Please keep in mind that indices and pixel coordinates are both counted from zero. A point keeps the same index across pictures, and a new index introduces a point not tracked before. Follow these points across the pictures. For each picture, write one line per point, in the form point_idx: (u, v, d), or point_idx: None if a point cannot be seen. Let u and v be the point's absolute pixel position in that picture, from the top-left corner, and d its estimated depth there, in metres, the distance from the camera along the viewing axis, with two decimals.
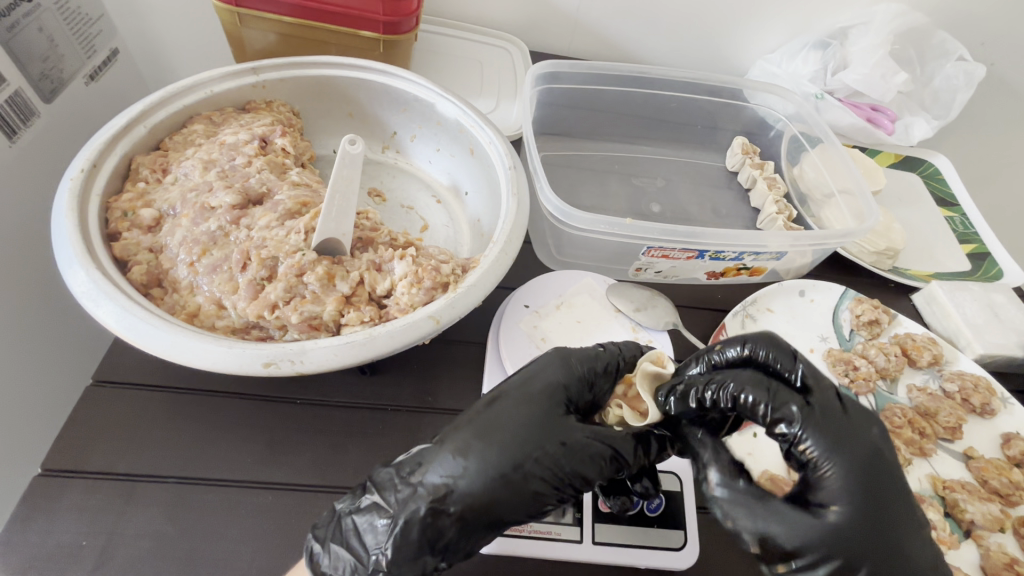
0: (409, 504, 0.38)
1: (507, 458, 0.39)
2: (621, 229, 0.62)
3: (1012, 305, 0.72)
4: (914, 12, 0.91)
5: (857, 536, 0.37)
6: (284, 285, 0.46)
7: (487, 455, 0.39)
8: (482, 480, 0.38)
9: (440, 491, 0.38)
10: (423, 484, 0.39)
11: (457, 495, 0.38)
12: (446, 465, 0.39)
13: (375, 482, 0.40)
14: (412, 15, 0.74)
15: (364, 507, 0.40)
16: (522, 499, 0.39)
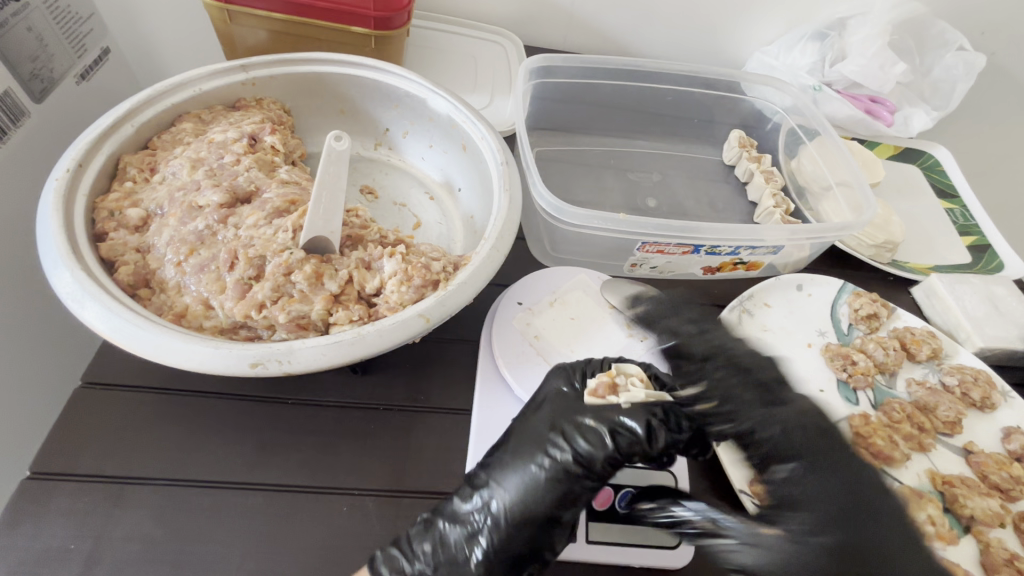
0: (497, 526, 0.42)
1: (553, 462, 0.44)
2: (615, 224, 0.61)
3: (1012, 297, 0.71)
4: (913, 2, 0.90)
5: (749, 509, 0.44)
6: (272, 284, 0.46)
7: (514, 459, 0.44)
8: (542, 490, 0.43)
9: (516, 509, 0.43)
10: (467, 508, 0.44)
11: (538, 503, 0.43)
12: (505, 489, 0.43)
13: (447, 525, 0.44)
14: (403, 11, 0.73)
15: (456, 542, 0.43)
16: (541, 502, 0.43)
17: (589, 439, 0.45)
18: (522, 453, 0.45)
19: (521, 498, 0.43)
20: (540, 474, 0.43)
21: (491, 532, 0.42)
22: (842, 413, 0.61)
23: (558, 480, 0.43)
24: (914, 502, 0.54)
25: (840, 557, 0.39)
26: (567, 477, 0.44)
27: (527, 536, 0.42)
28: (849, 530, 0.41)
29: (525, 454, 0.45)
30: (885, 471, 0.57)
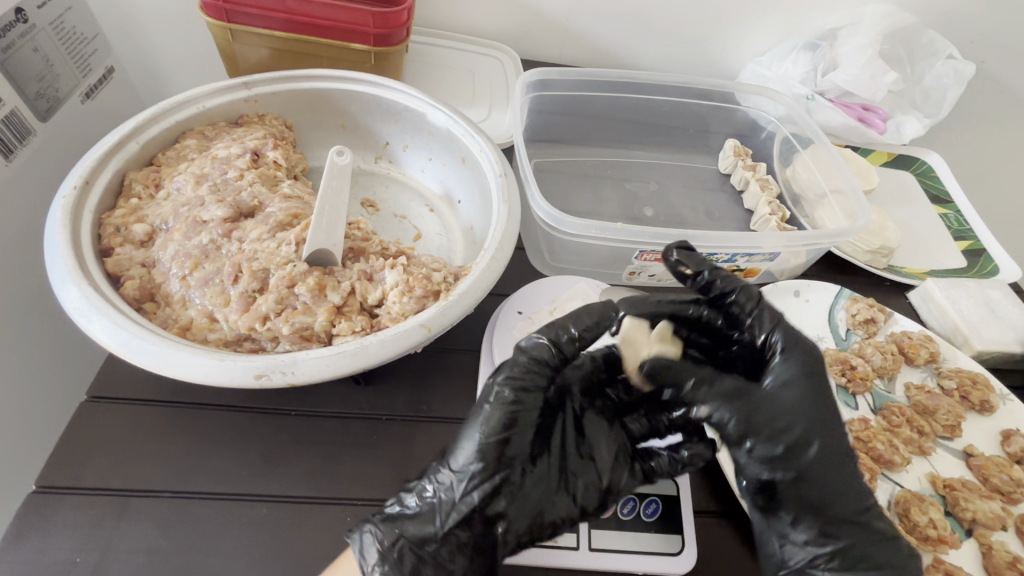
0: (450, 484, 0.43)
1: (503, 395, 0.44)
2: (612, 234, 0.62)
3: (1008, 301, 0.72)
4: (902, 12, 0.91)
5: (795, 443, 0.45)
6: (275, 297, 0.46)
7: (459, 425, 0.45)
8: (499, 429, 0.43)
9: (473, 456, 0.43)
10: (420, 486, 0.44)
11: (495, 446, 0.43)
12: (460, 441, 0.44)
13: (412, 491, 0.45)
14: (403, 27, 0.75)
15: (420, 505, 0.43)
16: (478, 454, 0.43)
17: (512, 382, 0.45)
18: (477, 404, 0.45)
19: (460, 459, 0.43)
20: (483, 426, 0.43)
21: (453, 486, 0.43)
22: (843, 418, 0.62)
23: (507, 416, 0.44)
24: (914, 504, 0.53)
25: (807, 439, 0.45)
26: (522, 412, 0.44)
27: (494, 486, 0.42)
28: (817, 420, 0.45)
29: (482, 399, 0.45)
30: (886, 475, 0.57)
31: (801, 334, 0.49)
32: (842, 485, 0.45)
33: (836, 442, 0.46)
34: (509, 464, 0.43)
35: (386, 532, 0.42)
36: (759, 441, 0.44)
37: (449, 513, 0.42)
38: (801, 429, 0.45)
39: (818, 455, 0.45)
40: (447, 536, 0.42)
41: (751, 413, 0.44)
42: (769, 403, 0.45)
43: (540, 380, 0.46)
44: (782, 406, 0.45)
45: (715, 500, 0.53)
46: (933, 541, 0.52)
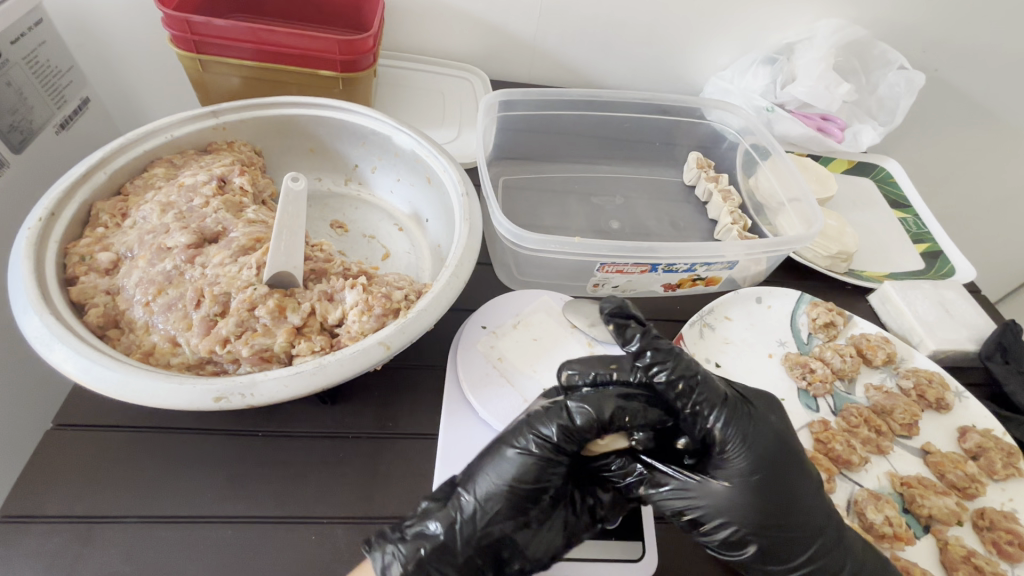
0: (477, 516, 0.45)
1: (539, 450, 0.47)
2: (572, 248, 0.64)
3: (962, 301, 0.74)
4: (854, 25, 0.95)
5: (751, 508, 0.46)
6: (235, 319, 0.47)
7: (480, 461, 0.48)
8: (530, 479, 0.46)
9: (498, 503, 0.46)
10: (429, 521, 0.46)
11: (525, 483, 0.46)
12: (486, 484, 0.46)
13: (429, 520, 0.46)
14: (368, 53, 0.78)
15: (441, 536, 0.45)
16: (513, 489, 0.46)
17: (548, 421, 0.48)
18: (503, 443, 0.48)
19: (490, 492, 0.46)
20: (518, 459, 0.47)
21: (477, 526, 0.45)
22: (803, 421, 0.63)
23: (541, 470, 0.47)
24: (869, 503, 0.55)
25: (763, 527, 0.46)
26: (555, 466, 0.47)
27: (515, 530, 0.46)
28: (774, 485, 0.47)
29: (512, 440, 0.48)
30: (845, 475, 0.58)
31: (751, 420, 0.49)
32: (804, 557, 0.47)
33: (798, 519, 0.47)
34: (536, 501, 0.46)
35: (407, 555, 0.44)
36: (718, 531, 0.46)
37: (468, 545, 0.45)
38: (754, 517, 0.46)
39: (777, 537, 0.46)
40: (467, 564, 0.45)
41: (711, 508, 0.46)
42: (721, 493, 0.46)
43: (574, 439, 0.48)
44: (738, 497, 0.46)
45: None
46: (888, 538, 0.53)
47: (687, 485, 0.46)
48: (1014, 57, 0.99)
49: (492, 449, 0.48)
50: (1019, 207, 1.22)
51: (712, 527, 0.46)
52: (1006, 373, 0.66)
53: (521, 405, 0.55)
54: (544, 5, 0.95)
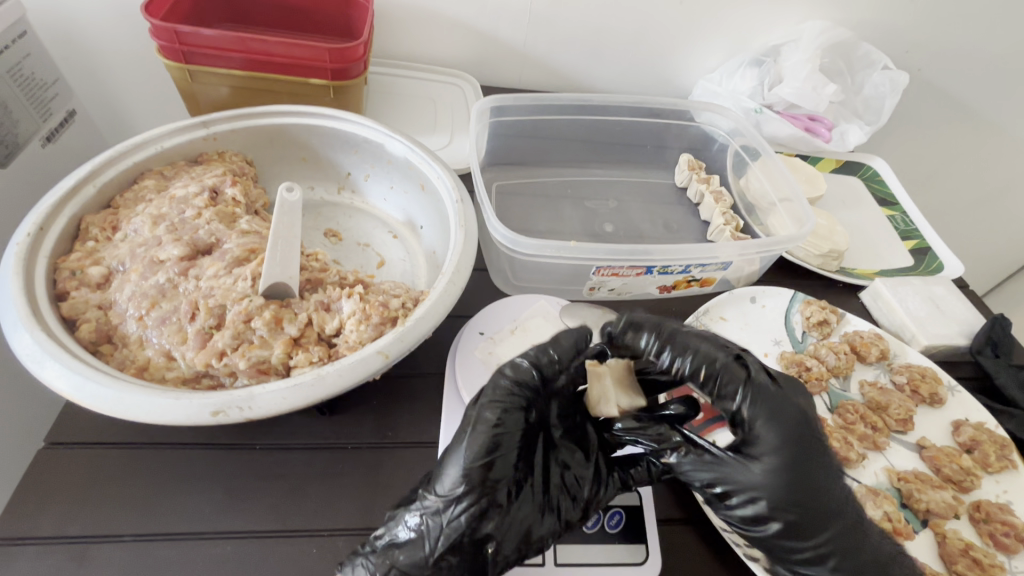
0: (441, 511, 0.43)
1: (495, 430, 0.45)
2: (568, 252, 0.64)
3: (951, 296, 0.75)
4: (839, 27, 0.97)
5: (783, 487, 0.44)
6: (231, 332, 0.46)
7: (442, 453, 0.46)
8: (489, 465, 0.44)
9: (463, 495, 0.43)
10: (396, 523, 0.44)
11: (481, 470, 0.43)
12: (451, 477, 0.44)
13: (400, 528, 0.43)
14: (359, 61, 0.78)
15: (412, 543, 0.42)
16: (473, 478, 0.43)
17: (495, 405, 0.46)
18: (458, 433, 0.46)
19: (448, 483, 0.43)
20: (468, 445, 0.44)
21: (445, 526, 0.42)
22: None
23: (500, 451, 0.44)
24: (868, 499, 0.55)
25: (792, 505, 0.44)
26: (513, 444, 0.45)
27: (487, 523, 0.43)
28: (802, 463, 0.45)
29: (466, 425, 0.46)
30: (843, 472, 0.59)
31: (775, 398, 0.47)
32: (829, 537, 0.45)
33: (824, 499, 0.45)
34: (495, 487, 0.44)
35: (378, 570, 0.42)
36: (743, 505, 0.45)
37: (438, 545, 0.42)
38: (782, 496, 0.44)
39: (803, 517, 0.45)
40: (438, 564, 0.42)
41: (733, 482, 0.45)
42: (756, 470, 0.45)
43: (527, 411, 0.47)
44: (766, 475, 0.45)
45: (682, 508, 0.54)
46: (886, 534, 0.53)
47: (710, 458, 0.46)
48: (994, 56, 1.01)
49: (455, 438, 0.46)
50: (1002, 202, 1.24)
51: (734, 500, 0.46)
52: (996, 367, 0.67)
53: None
54: (534, 11, 0.96)
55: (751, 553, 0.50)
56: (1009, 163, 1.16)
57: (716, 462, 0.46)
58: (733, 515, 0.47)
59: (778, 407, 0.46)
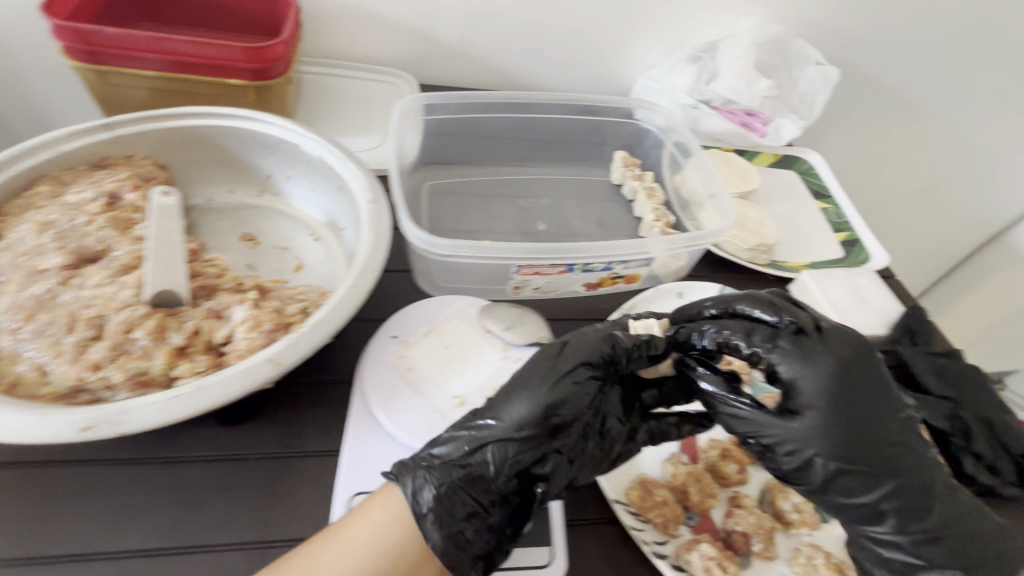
0: (500, 446, 0.47)
1: (563, 371, 0.49)
2: (484, 252, 0.63)
3: (873, 287, 0.76)
4: (771, 23, 0.97)
5: (830, 439, 0.46)
6: (109, 343, 0.45)
7: (503, 394, 0.50)
8: (550, 401, 0.48)
9: (521, 425, 0.47)
10: (457, 445, 0.47)
11: (547, 414, 0.48)
12: (511, 407, 0.48)
13: (454, 445, 0.47)
14: (280, 60, 0.75)
15: (469, 456, 0.47)
16: (535, 423, 0.48)
17: (571, 368, 0.50)
18: (527, 378, 0.50)
19: (515, 418, 0.48)
20: (536, 395, 0.48)
21: (500, 449, 0.47)
22: None
23: (569, 390, 0.49)
24: (778, 490, 0.56)
25: (844, 456, 0.46)
26: (580, 392, 0.49)
27: (540, 454, 0.48)
28: (854, 417, 0.46)
29: (540, 374, 0.50)
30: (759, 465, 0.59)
31: (820, 350, 0.48)
32: (869, 494, 0.47)
33: (870, 454, 0.46)
34: (555, 434, 0.48)
35: (437, 477, 0.45)
36: (785, 458, 0.47)
37: (501, 474, 0.47)
38: (827, 448, 0.46)
39: (847, 472, 0.46)
40: (495, 490, 0.47)
41: (774, 437, 0.47)
42: (801, 424, 0.47)
43: (598, 369, 0.51)
44: (813, 428, 0.46)
45: (598, 507, 0.53)
46: (793, 525, 0.54)
47: (754, 413, 0.48)
48: (924, 51, 1.03)
49: (521, 376, 0.50)
50: (941, 194, 1.27)
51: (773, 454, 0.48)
52: (913, 355, 0.68)
53: (428, 415, 0.54)
54: (469, 9, 0.94)
55: (659, 550, 0.50)
56: (944, 156, 1.19)
57: (764, 417, 0.47)
58: (778, 467, 0.49)
59: (826, 363, 0.47)
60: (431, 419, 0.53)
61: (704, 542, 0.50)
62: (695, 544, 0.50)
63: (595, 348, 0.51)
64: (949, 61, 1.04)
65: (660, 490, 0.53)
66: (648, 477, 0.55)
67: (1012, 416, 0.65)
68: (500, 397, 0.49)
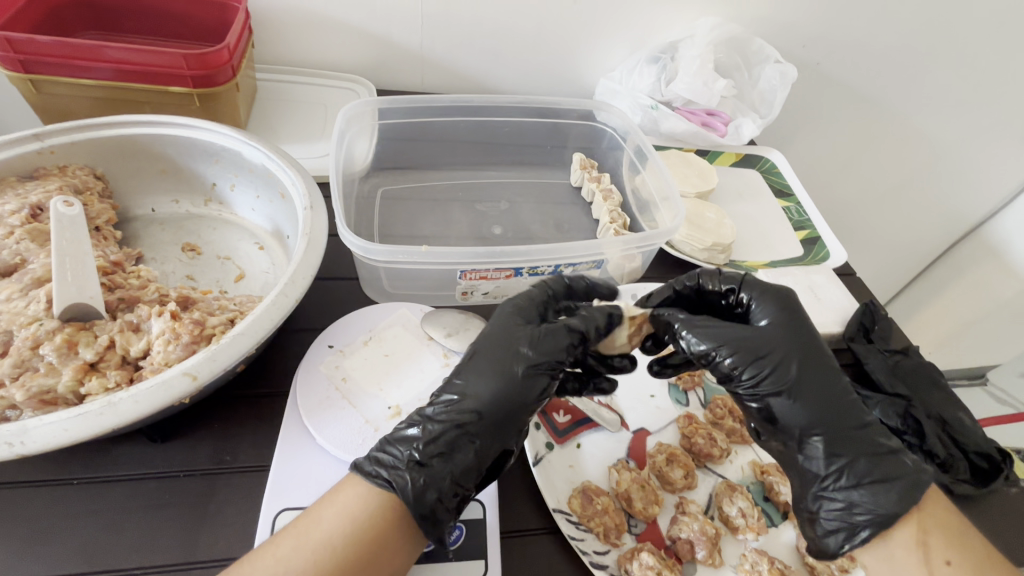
0: (462, 421, 0.46)
1: (532, 358, 0.49)
2: (423, 257, 0.62)
3: (830, 284, 0.76)
4: (729, 23, 0.95)
5: (787, 347, 0.50)
6: (12, 360, 0.43)
7: (480, 356, 0.50)
8: (521, 390, 0.48)
9: (493, 409, 0.47)
10: (426, 423, 0.47)
11: (511, 395, 0.47)
12: (480, 387, 0.48)
13: (426, 431, 0.46)
14: (224, 67, 0.73)
15: (438, 429, 0.46)
16: (503, 399, 0.47)
17: (536, 349, 0.49)
18: (496, 354, 0.49)
19: (477, 397, 0.47)
20: (500, 378, 0.48)
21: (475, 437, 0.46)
22: (671, 416, 0.62)
23: (535, 380, 0.48)
24: (724, 495, 0.54)
25: (801, 364, 0.50)
26: (534, 384, 0.48)
27: (508, 445, 0.47)
28: (801, 335, 0.51)
29: (508, 351, 0.49)
30: (708, 468, 0.58)
31: (769, 280, 0.55)
32: (829, 401, 0.49)
33: (820, 357, 0.51)
34: (517, 416, 0.47)
35: (411, 473, 0.44)
36: (757, 371, 0.50)
37: (465, 455, 0.46)
38: (790, 352, 0.50)
39: (810, 373, 0.50)
40: (460, 473, 0.45)
41: (744, 347, 0.50)
42: (763, 339, 0.50)
43: (559, 360, 0.49)
44: (775, 335, 0.51)
45: (539, 517, 0.52)
46: (739, 530, 0.52)
47: (721, 328, 0.51)
48: (886, 48, 1.02)
49: (485, 352, 0.50)
50: (910, 192, 1.27)
51: (749, 366, 0.49)
52: (867, 352, 0.68)
53: (362, 427, 0.53)
54: (425, 14, 0.93)
55: (599, 560, 0.49)
56: (911, 152, 1.18)
57: (730, 335, 0.51)
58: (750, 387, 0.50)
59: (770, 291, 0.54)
60: (363, 431, 0.53)
61: (645, 551, 0.49)
62: (636, 553, 0.49)
63: (559, 343, 0.50)
64: (911, 57, 1.03)
65: (602, 498, 0.52)
66: (591, 484, 0.53)
67: (965, 412, 0.64)
68: (461, 374, 0.49)
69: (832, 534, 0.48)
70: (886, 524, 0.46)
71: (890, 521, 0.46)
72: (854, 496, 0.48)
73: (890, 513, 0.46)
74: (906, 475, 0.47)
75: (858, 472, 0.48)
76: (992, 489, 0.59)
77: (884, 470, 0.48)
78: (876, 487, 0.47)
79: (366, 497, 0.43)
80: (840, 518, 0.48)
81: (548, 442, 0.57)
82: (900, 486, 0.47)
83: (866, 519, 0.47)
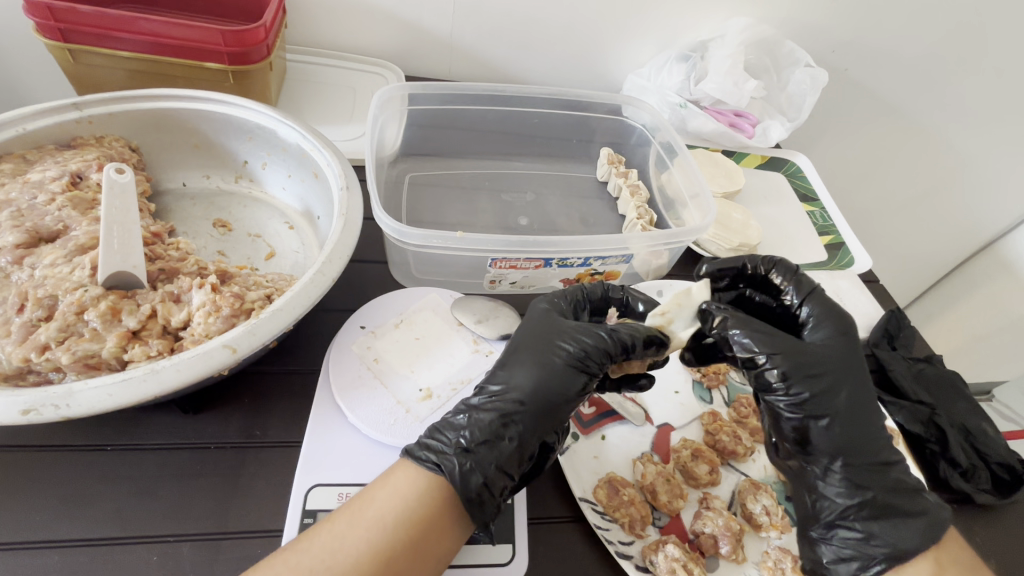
0: (497, 410, 0.47)
1: (574, 352, 0.49)
2: (455, 243, 0.62)
3: (854, 290, 0.76)
4: (760, 23, 0.94)
5: (836, 368, 0.49)
6: (58, 324, 0.45)
7: (514, 353, 0.51)
8: (563, 381, 0.48)
9: (536, 399, 0.47)
10: (464, 413, 0.47)
11: (543, 385, 0.48)
12: (524, 378, 0.48)
13: (472, 420, 0.46)
14: (260, 46, 0.73)
15: (476, 417, 0.46)
16: (537, 390, 0.48)
17: (575, 342, 0.50)
18: (538, 349, 0.50)
19: (514, 388, 0.48)
20: (535, 370, 0.49)
21: (520, 427, 0.46)
22: (695, 412, 0.62)
23: (579, 375, 0.49)
24: (748, 492, 0.55)
25: (845, 389, 0.48)
26: (571, 375, 0.48)
27: (549, 439, 0.47)
28: (851, 363, 0.49)
29: (542, 346, 0.50)
30: (731, 465, 0.59)
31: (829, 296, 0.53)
32: (860, 429, 0.48)
33: (864, 389, 0.49)
34: (548, 405, 0.47)
35: (449, 458, 0.44)
36: (800, 390, 0.48)
37: (500, 442, 0.45)
38: (836, 377, 0.48)
39: (851, 398, 0.48)
40: (496, 458, 0.45)
41: (795, 360, 0.48)
42: (816, 358, 0.48)
43: (602, 357, 0.49)
44: (825, 357, 0.49)
45: (564, 505, 0.52)
46: (763, 528, 0.53)
47: (773, 337, 0.49)
48: (918, 55, 1.01)
49: (524, 345, 0.51)
50: (930, 204, 1.26)
51: (798, 381, 0.47)
52: (890, 359, 0.68)
53: (393, 407, 0.54)
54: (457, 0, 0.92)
55: (624, 550, 0.49)
56: (934, 164, 1.18)
57: (775, 348, 0.48)
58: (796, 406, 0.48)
59: (827, 309, 0.51)
60: (395, 411, 0.53)
61: (671, 543, 0.49)
62: (662, 545, 0.49)
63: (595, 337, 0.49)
64: (942, 66, 1.02)
65: (628, 490, 0.52)
66: (617, 475, 0.54)
67: (988, 423, 0.65)
68: (505, 367, 0.50)
69: (845, 561, 0.47)
70: (903, 560, 0.45)
71: (904, 555, 0.45)
72: (871, 526, 0.46)
73: (905, 546, 0.45)
74: (928, 512, 0.46)
75: (876, 504, 0.47)
76: (1012, 502, 0.60)
77: (903, 504, 0.47)
78: (895, 520, 0.46)
79: (422, 485, 0.43)
80: (856, 548, 0.46)
81: (573, 433, 0.57)
82: (923, 521, 0.46)
83: (881, 552, 0.45)
